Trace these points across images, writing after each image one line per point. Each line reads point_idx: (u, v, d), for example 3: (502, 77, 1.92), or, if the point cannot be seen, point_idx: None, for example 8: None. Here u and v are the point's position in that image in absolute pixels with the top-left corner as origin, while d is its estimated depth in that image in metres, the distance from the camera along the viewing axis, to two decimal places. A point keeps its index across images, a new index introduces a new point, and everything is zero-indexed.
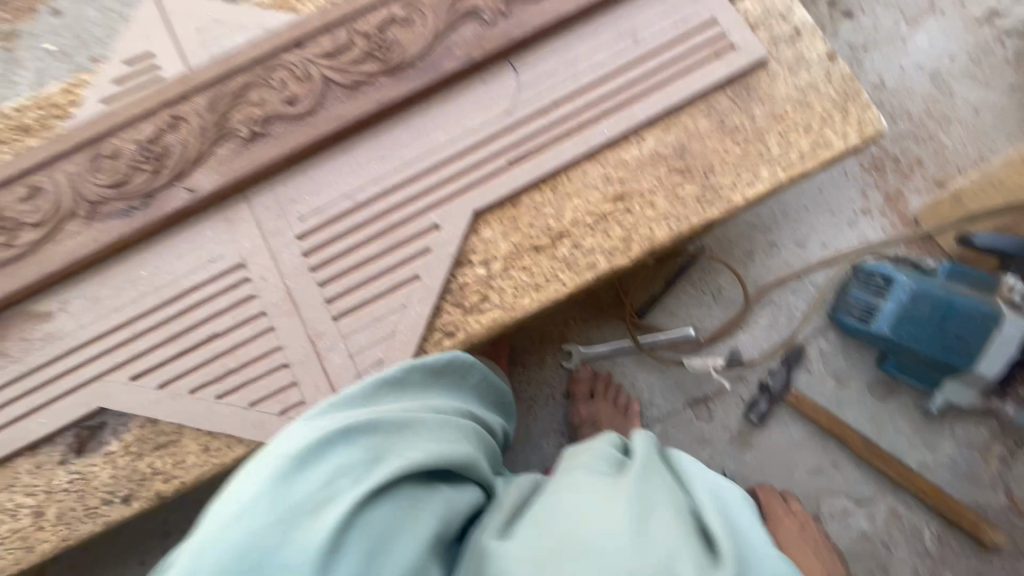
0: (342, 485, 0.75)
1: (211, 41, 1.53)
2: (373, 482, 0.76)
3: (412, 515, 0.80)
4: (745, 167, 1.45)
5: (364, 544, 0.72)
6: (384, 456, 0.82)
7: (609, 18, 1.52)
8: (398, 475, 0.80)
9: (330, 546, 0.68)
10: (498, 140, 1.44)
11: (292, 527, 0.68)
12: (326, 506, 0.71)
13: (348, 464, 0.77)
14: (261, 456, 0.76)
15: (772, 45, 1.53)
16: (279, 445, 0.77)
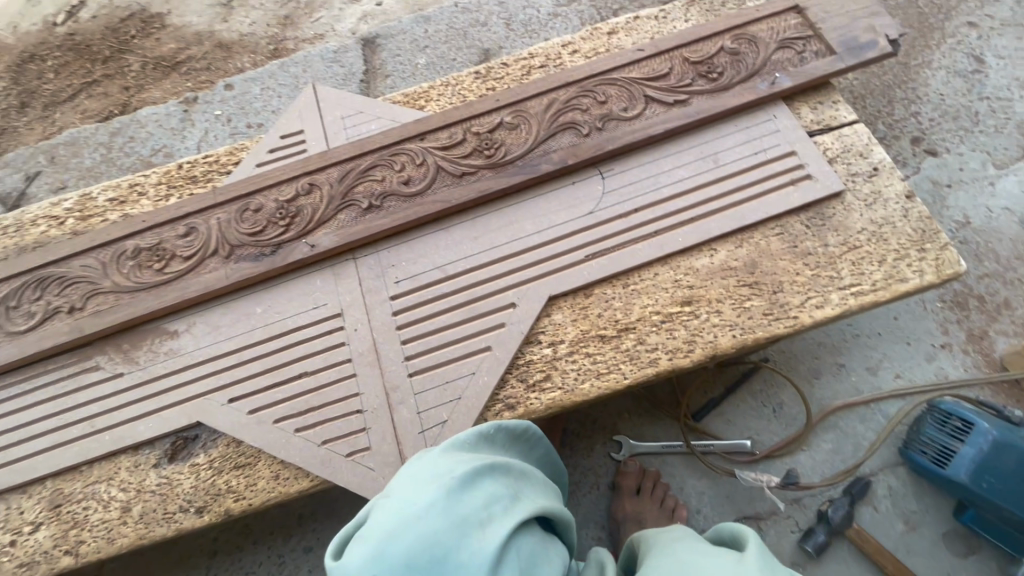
0: (498, 510, 0.77)
1: (350, 127, 1.85)
2: (525, 510, 0.79)
3: (553, 549, 0.81)
4: (814, 289, 1.50)
5: (519, 567, 0.74)
6: (525, 490, 0.85)
7: (692, 141, 1.69)
8: (541, 510, 0.82)
9: (494, 563, 0.71)
10: (579, 235, 1.59)
11: (464, 537, 0.72)
12: (488, 523, 0.74)
13: (502, 489, 0.80)
14: (427, 469, 0.79)
15: (848, 180, 1.62)
16: (442, 461, 0.81)
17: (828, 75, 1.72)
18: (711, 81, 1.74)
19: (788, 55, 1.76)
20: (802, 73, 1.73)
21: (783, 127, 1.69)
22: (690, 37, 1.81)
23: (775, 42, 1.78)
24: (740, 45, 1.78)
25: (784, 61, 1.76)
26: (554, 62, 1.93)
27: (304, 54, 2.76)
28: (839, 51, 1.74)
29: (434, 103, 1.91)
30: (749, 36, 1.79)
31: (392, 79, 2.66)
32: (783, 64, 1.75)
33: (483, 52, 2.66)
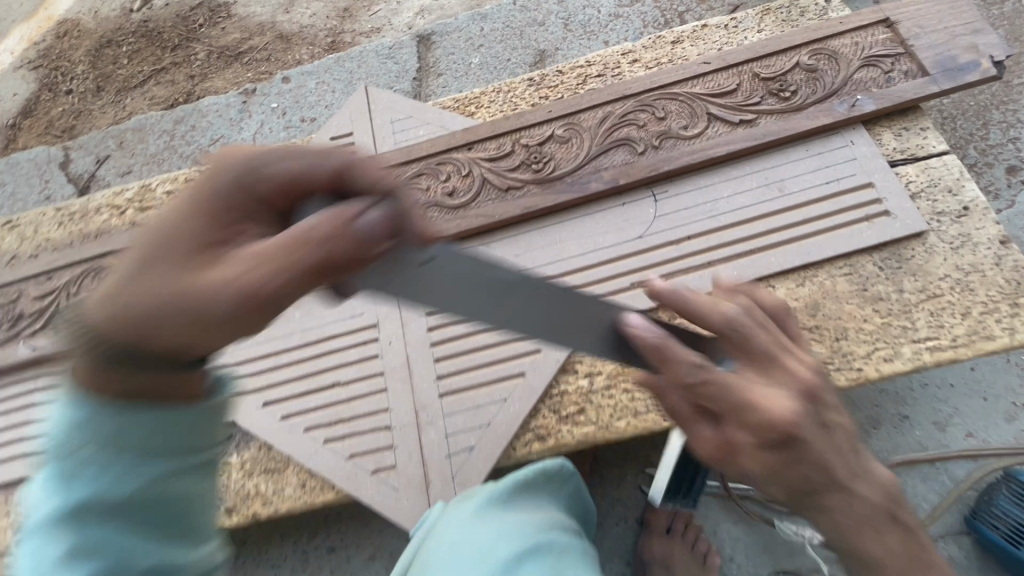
0: None
1: (399, 132, 1.83)
2: None
3: None
4: (884, 339, 1.36)
5: None
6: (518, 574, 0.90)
7: (757, 164, 1.56)
8: None
9: None
10: (625, 260, 1.52)
11: None
12: None
13: None
14: None
15: (932, 217, 1.46)
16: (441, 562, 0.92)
17: (918, 98, 1.55)
18: (783, 100, 1.60)
19: (873, 75, 1.60)
20: (887, 95, 1.57)
21: (862, 154, 1.53)
22: (763, 50, 1.67)
23: (859, 59, 1.61)
24: (818, 62, 1.63)
25: (868, 80, 1.60)
26: (612, 70, 1.84)
27: (359, 49, 2.76)
28: (934, 72, 1.56)
29: (485, 110, 1.86)
30: (829, 52, 1.64)
31: (444, 77, 2.62)
32: (866, 85, 1.59)
33: (539, 53, 2.58)
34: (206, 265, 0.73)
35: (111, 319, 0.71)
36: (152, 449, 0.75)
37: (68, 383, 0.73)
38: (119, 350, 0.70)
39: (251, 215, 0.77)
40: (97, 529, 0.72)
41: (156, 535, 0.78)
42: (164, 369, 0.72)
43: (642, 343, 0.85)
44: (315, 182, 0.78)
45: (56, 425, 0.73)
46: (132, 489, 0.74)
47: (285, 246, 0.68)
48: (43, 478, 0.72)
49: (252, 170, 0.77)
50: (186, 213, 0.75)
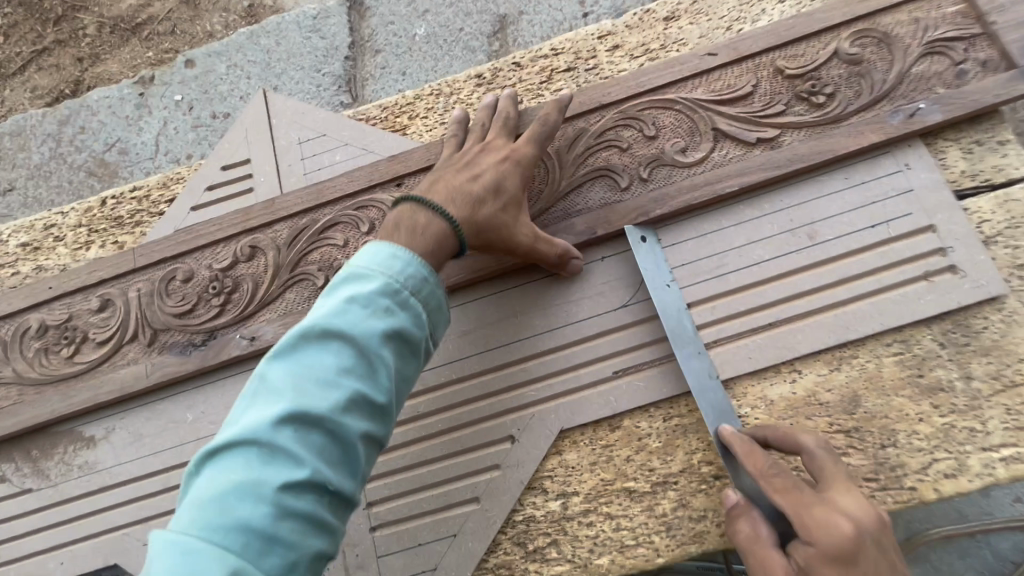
0: None
1: (310, 158, 1.40)
2: None
3: None
4: (943, 446, 1.05)
5: None
6: None
7: (777, 202, 1.18)
8: None
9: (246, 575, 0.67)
10: (605, 340, 1.16)
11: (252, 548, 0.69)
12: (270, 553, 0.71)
13: None
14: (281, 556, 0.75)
15: (1013, 272, 1.10)
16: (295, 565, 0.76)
17: (1001, 101, 1.13)
18: (814, 107, 1.19)
19: (938, 67, 1.17)
20: (957, 98, 1.15)
21: (919, 184, 1.15)
22: (788, 34, 1.22)
23: (919, 46, 1.18)
24: (863, 49, 1.20)
25: (931, 76, 1.17)
26: (586, 62, 1.39)
27: (276, 20, 2.22)
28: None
29: (420, 121, 1.42)
30: (878, 34, 1.20)
31: (384, 55, 2.11)
32: (928, 82, 1.17)
33: (499, 18, 2.06)
34: (431, 271, 0.99)
35: (401, 274, 0.93)
36: (375, 377, 0.85)
37: (358, 283, 0.91)
38: (402, 294, 0.92)
39: (503, 212, 1.12)
40: (320, 434, 0.79)
41: (335, 467, 0.80)
42: (408, 353, 0.92)
43: (740, 447, 0.99)
44: (517, 223, 1.13)
45: (332, 303, 0.90)
46: (335, 415, 0.79)
47: (525, 245, 1.12)
48: (298, 347, 0.85)
49: (474, 199, 1.10)
50: (454, 224, 1.06)
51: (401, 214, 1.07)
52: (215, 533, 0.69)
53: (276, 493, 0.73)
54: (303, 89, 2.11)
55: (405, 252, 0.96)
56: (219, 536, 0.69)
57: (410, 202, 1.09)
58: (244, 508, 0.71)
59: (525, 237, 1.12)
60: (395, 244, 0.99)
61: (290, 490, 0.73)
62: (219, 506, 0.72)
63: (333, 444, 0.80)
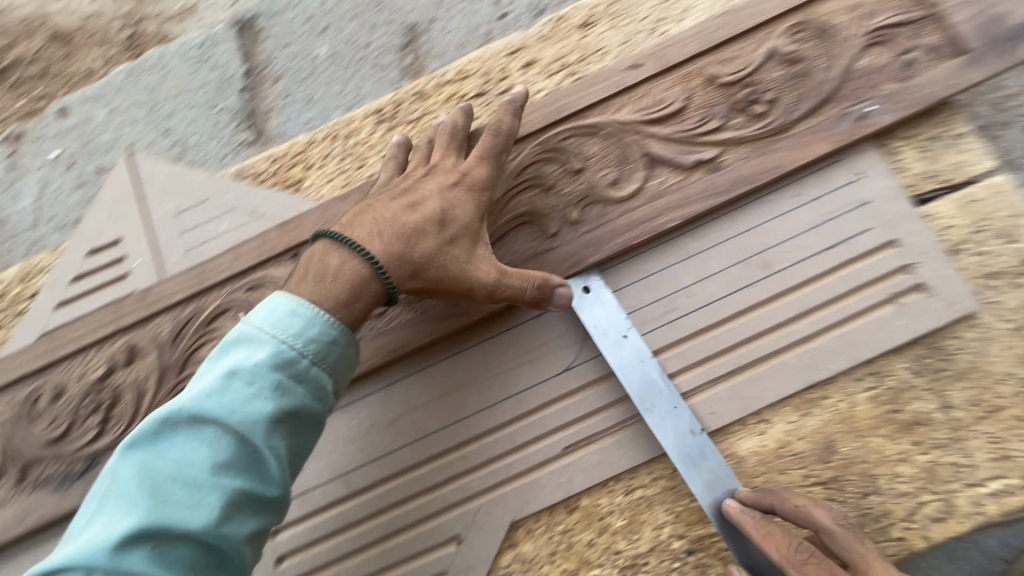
0: None
1: (191, 229, 1.20)
2: None
3: None
4: (928, 488, 0.95)
5: None
6: None
7: (726, 231, 1.04)
8: None
9: None
10: (551, 411, 1.02)
11: None
12: None
13: None
14: None
15: (984, 283, 0.99)
16: None
17: (954, 93, 1.02)
18: (755, 117, 1.05)
19: (884, 58, 1.05)
20: (907, 94, 1.03)
21: (876, 195, 1.03)
22: (715, 35, 1.08)
23: (860, 36, 1.06)
24: (801, 45, 1.07)
25: (878, 69, 1.05)
26: (497, 84, 1.22)
27: (156, 53, 1.95)
28: (974, 47, 1.03)
29: (316, 172, 1.23)
30: (816, 26, 1.07)
31: (284, 81, 1.87)
32: (876, 77, 1.04)
33: (408, 28, 1.85)
34: (345, 331, 0.86)
35: (298, 339, 0.81)
36: (259, 471, 0.75)
37: (240, 354, 0.79)
38: (299, 363, 0.80)
39: (450, 246, 0.94)
40: (185, 548, 0.68)
41: (215, 572, 0.71)
42: (301, 433, 0.81)
43: (756, 528, 0.91)
44: (473, 260, 0.95)
45: (209, 378, 0.78)
46: (204, 526, 0.69)
47: (487, 287, 0.94)
48: (165, 435, 0.74)
49: (410, 234, 0.93)
50: (379, 268, 0.91)
51: (310, 261, 0.93)
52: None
53: None
54: (196, 129, 1.86)
55: (308, 308, 0.84)
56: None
57: (325, 242, 0.94)
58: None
59: (485, 278, 0.94)
60: (298, 297, 0.85)
61: None
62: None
63: (206, 555, 0.70)
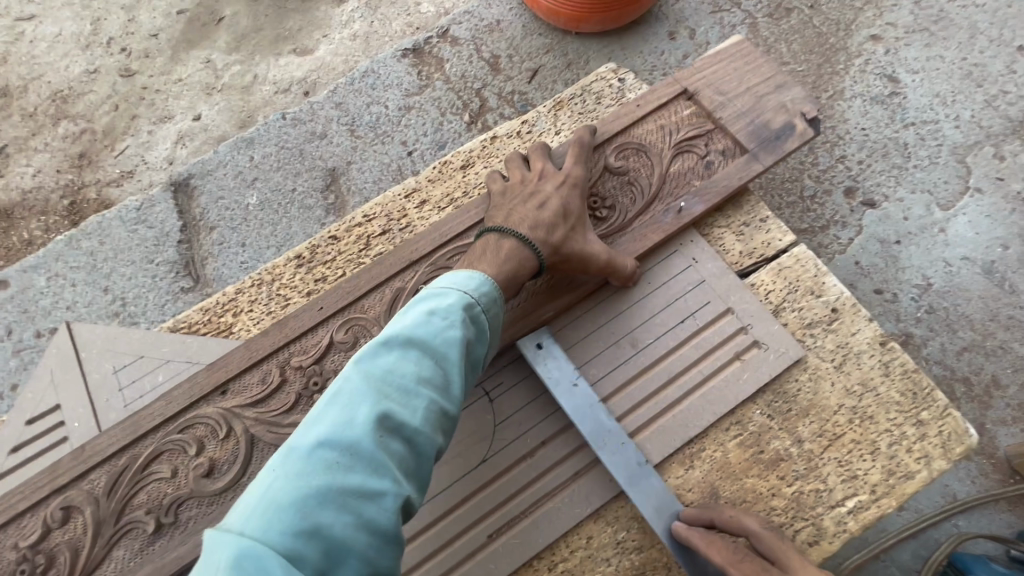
0: None
1: (129, 385, 1.31)
2: None
3: None
4: (799, 515, 1.11)
5: None
6: None
7: (596, 319, 1.25)
8: None
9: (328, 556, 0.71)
10: (473, 503, 1.14)
11: (323, 535, 0.72)
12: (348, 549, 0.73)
13: None
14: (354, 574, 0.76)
15: (805, 333, 1.23)
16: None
17: (745, 182, 1.33)
18: (600, 220, 1.31)
19: (690, 162, 1.35)
20: (711, 187, 1.32)
21: (708, 274, 1.28)
22: (560, 158, 1.33)
23: (669, 148, 1.36)
24: (626, 160, 1.35)
25: (686, 171, 1.35)
26: (398, 222, 1.45)
27: (95, 220, 2.08)
28: (752, 146, 1.35)
29: (245, 316, 1.39)
30: (635, 144, 1.36)
31: (219, 230, 2.07)
32: (685, 177, 1.34)
33: (329, 172, 2.13)
34: (500, 289, 1.07)
35: (475, 290, 1.01)
36: (448, 391, 0.90)
37: (435, 298, 0.98)
38: (475, 307, 0.99)
39: (573, 233, 1.19)
40: (399, 443, 0.82)
41: (409, 480, 0.83)
42: (471, 368, 0.97)
43: (700, 538, 1.02)
44: (587, 243, 1.19)
45: (409, 315, 0.95)
46: (415, 423, 0.84)
47: (599, 262, 1.19)
48: (382, 353, 0.89)
49: (549, 224, 1.16)
50: (538, 252, 1.14)
51: (484, 243, 1.15)
52: (289, 538, 0.70)
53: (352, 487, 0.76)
54: (135, 283, 2.00)
55: (479, 273, 1.05)
56: (294, 542, 0.70)
57: (493, 232, 1.17)
58: (327, 515, 0.73)
59: (600, 255, 1.19)
60: (484, 273, 1.06)
61: (368, 485, 0.77)
62: (298, 510, 0.72)
63: (409, 455, 0.83)
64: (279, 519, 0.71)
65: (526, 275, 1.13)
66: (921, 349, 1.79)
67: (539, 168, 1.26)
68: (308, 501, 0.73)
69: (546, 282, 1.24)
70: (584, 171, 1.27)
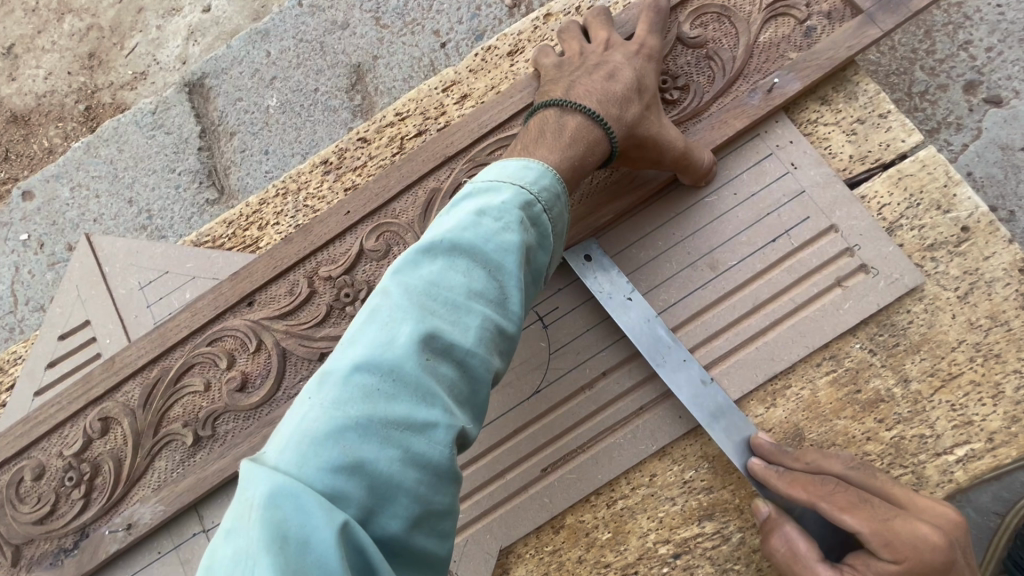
0: None
1: (157, 302, 1.22)
2: None
3: None
4: (897, 462, 0.97)
5: None
6: None
7: (672, 236, 1.07)
8: None
9: (373, 492, 0.60)
10: (525, 434, 1.05)
11: (365, 470, 0.61)
12: (398, 485, 0.62)
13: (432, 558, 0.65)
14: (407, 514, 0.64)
15: (925, 256, 1.02)
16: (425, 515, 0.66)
17: (855, 53, 1.06)
18: (670, 104, 1.08)
19: (784, 29, 1.08)
20: (811, 60, 1.06)
21: (810, 183, 1.06)
22: (626, 28, 1.07)
23: (761, 11, 1.09)
24: (704, 29, 1.10)
25: (780, 41, 1.08)
26: (435, 120, 1.24)
27: (110, 125, 1.94)
28: (868, 6, 1.06)
29: (271, 229, 1.26)
30: (716, 8, 1.10)
31: (239, 136, 1.90)
32: (779, 50, 1.08)
33: (354, 68, 1.89)
34: (566, 185, 0.86)
35: (534, 185, 0.80)
36: (506, 307, 0.74)
37: (484, 195, 0.79)
38: (536, 206, 0.79)
39: (648, 113, 0.95)
40: (449, 368, 0.69)
41: (461, 409, 0.70)
42: (531, 279, 0.80)
43: (781, 479, 0.91)
44: (663, 125, 0.96)
45: (455, 216, 0.78)
46: (468, 345, 0.69)
47: (676, 151, 0.96)
48: (424, 263, 0.73)
49: (621, 99, 0.92)
50: (611, 133, 0.89)
51: (542, 121, 0.91)
52: (327, 473, 0.59)
53: (394, 416, 0.64)
54: (159, 195, 1.88)
55: (538, 163, 0.83)
56: (333, 478, 0.59)
57: (553, 107, 0.91)
58: (368, 448, 0.62)
59: (677, 145, 0.96)
60: (545, 162, 0.84)
61: (414, 414, 0.64)
62: (335, 443, 0.61)
63: (462, 381, 0.70)
64: (315, 451, 0.61)
65: (595, 161, 0.90)
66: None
67: (601, 37, 1.02)
68: (348, 430, 0.62)
69: (607, 177, 1.06)
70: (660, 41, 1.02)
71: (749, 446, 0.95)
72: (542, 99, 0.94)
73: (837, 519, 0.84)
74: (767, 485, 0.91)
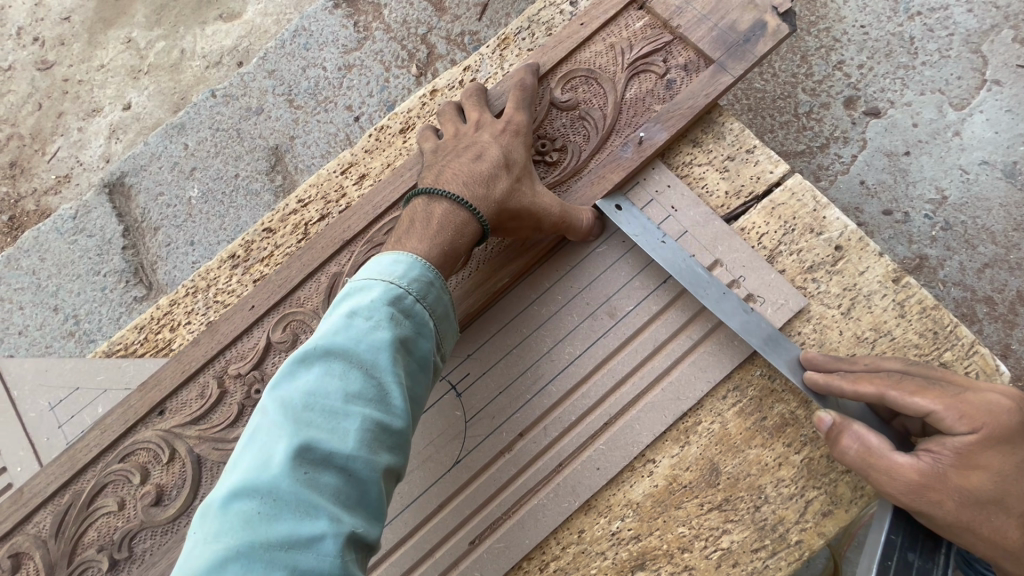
0: None
1: (68, 421, 1.19)
2: None
3: None
4: (810, 483, 1.00)
5: None
6: None
7: (569, 290, 1.10)
8: None
9: None
10: (450, 508, 1.04)
11: None
12: None
13: None
14: None
15: (806, 278, 1.08)
16: None
17: (713, 99, 1.13)
18: (551, 165, 1.14)
19: (647, 85, 1.16)
20: (674, 110, 1.13)
21: (690, 223, 1.11)
22: (498, 104, 1.15)
23: (624, 70, 1.16)
24: (575, 92, 1.17)
25: (644, 96, 1.15)
26: (337, 203, 1.28)
27: (30, 235, 1.90)
28: (718, 56, 1.14)
29: (183, 329, 1.26)
30: (583, 72, 1.17)
31: (164, 230, 1.91)
32: (645, 105, 1.15)
33: (272, 151, 1.93)
34: (438, 270, 0.93)
35: (403, 278, 0.86)
36: (387, 402, 0.76)
37: (357, 297, 0.84)
38: (406, 298, 0.85)
39: (519, 184, 1.02)
40: (332, 475, 0.69)
41: (352, 513, 0.70)
42: (415, 370, 0.83)
43: (845, 381, 0.93)
44: (537, 194, 1.03)
45: (330, 322, 0.82)
46: (347, 450, 0.70)
47: (553, 216, 1.02)
48: (300, 373, 0.76)
49: (483, 178, 1.00)
50: (475, 211, 0.97)
51: (413, 211, 0.99)
52: None
53: (279, 532, 0.64)
54: (84, 299, 1.86)
55: (407, 256, 0.90)
56: None
57: (422, 195, 1.00)
58: None
59: (552, 209, 1.02)
60: (413, 253, 0.91)
61: (299, 526, 0.65)
62: None
63: (348, 486, 0.70)
64: None
65: (467, 242, 0.98)
66: (936, 273, 1.62)
67: (474, 118, 1.10)
68: (232, 557, 0.63)
69: (501, 246, 1.11)
70: (529, 115, 1.10)
71: (802, 364, 0.99)
72: (414, 189, 1.02)
73: (909, 403, 0.88)
74: (830, 390, 0.94)
